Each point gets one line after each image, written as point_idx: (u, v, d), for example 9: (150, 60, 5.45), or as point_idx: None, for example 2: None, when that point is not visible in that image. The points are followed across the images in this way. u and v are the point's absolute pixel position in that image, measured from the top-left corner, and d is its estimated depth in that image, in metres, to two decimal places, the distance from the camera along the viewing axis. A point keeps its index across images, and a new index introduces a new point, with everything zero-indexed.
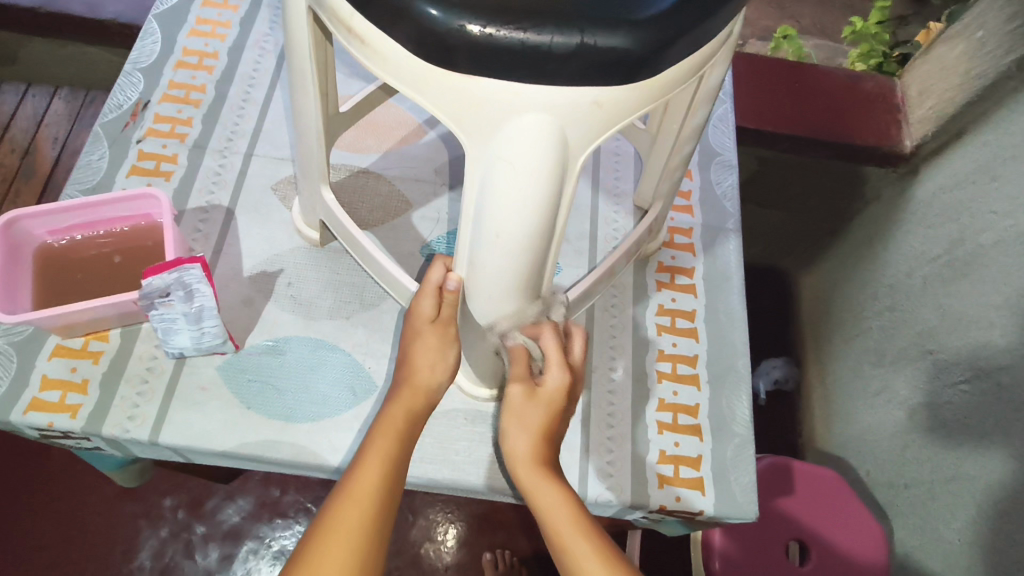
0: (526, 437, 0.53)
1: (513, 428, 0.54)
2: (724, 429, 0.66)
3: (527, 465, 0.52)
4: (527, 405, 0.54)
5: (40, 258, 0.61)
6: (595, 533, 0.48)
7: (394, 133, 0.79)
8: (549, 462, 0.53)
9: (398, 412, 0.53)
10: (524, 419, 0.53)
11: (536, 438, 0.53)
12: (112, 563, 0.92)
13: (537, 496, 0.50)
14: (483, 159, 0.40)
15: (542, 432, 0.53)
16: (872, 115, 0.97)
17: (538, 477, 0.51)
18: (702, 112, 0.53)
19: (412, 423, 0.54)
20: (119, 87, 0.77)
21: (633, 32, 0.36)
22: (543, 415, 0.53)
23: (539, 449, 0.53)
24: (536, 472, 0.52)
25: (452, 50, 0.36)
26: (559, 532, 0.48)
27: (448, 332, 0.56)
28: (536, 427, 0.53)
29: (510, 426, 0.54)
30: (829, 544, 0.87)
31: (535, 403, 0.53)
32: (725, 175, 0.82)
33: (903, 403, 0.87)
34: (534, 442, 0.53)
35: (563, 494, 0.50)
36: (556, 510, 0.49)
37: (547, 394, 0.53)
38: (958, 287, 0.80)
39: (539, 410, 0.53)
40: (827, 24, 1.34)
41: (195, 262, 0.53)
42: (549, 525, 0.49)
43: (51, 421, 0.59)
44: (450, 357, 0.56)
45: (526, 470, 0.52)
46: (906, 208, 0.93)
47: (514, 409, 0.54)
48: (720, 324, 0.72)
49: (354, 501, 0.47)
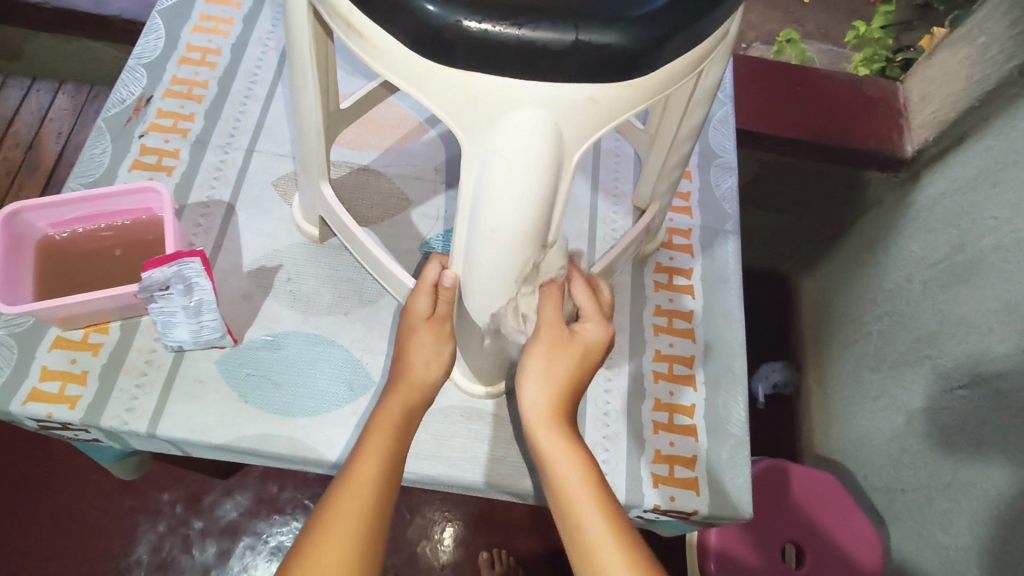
0: (552, 383, 0.51)
1: (536, 376, 0.51)
2: (720, 430, 0.67)
3: (546, 424, 0.51)
4: (561, 349, 0.51)
5: (41, 250, 0.62)
6: (606, 503, 0.48)
7: (395, 131, 0.79)
8: (567, 421, 0.51)
9: (397, 401, 0.54)
10: (555, 362, 0.51)
11: (557, 390, 0.51)
12: (110, 557, 0.92)
13: (555, 460, 0.49)
14: (480, 155, 0.41)
15: (568, 381, 0.51)
16: (873, 120, 0.98)
17: (552, 439, 0.50)
18: (699, 112, 0.54)
19: (410, 414, 0.55)
20: (122, 82, 0.78)
21: (628, 29, 0.36)
22: (572, 363, 0.52)
23: (560, 402, 0.51)
24: (554, 431, 0.50)
25: (448, 45, 0.36)
26: (572, 501, 0.48)
27: (445, 329, 0.57)
28: (565, 374, 0.51)
29: (533, 369, 0.51)
30: (852, 563, 0.86)
31: (565, 350, 0.51)
32: (724, 177, 0.83)
33: (902, 409, 0.87)
34: (554, 396, 0.51)
35: (580, 462, 0.49)
36: (572, 482, 0.48)
37: (583, 343, 0.52)
38: (957, 292, 0.80)
39: (572, 356, 0.52)
40: (830, 29, 1.34)
41: (195, 255, 0.54)
42: (567, 493, 0.48)
43: (51, 412, 0.59)
44: (445, 354, 0.57)
45: (546, 430, 0.50)
46: (906, 213, 0.94)
47: (547, 351, 0.51)
48: (718, 326, 0.73)
49: (354, 491, 0.47)
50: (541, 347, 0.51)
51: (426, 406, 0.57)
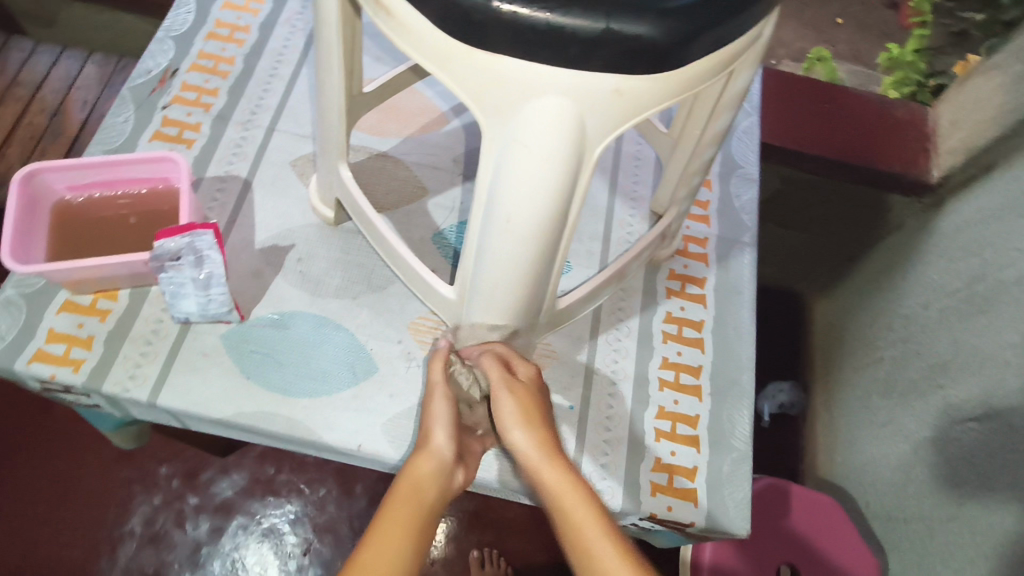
0: (529, 429, 0.47)
1: (513, 423, 0.47)
2: (723, 443, 0.65)
3: (543, 463, 0.45)
4: (517, 392, 0.49)
5: (57, 212, 0.62)
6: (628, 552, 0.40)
7: (416, 120, 0.79)
8: (567, 463, 0.46)
9: (404, 495, 0.43)
10: (522, 403, 0.49)
11: (540, 431, 0.47)
12: (103, 525, 0.92)
13: (562, 498, 0.43)
14: (500, 141, 0.40)
15: (541, 423, 0.48)
16: (900, 143, 0.96)
17: (560, 477, 0.44)
18: (725, 118, 0.53)
19: (418, 504, 0.43)
20: (149, 53, 0.78)
21: (659, 21, 0.35)
22: (535, 405, 0.49)
23: (550, 445, 0.47)
24: (556, 470, 0.45)
25: (476, 25, 0.36)
26: (583, 539, 0.41)
27: (440, 389, 0.52)
28: (536, 417, 0.48)
29: (508, 417, 0.48)
30: None
31: (524, 393, 0.50)
32: (745, 188, 0.82)
33: (910, 437, 0.85)
34: (539, 436, 0.47)
35: (589, 500, 0.43)
36: (581, 518, 0.42)
37: (524, 381, 0.52)
38: (975, 322, 0.79)
39: (532, 401, 0.49)
40: (863, 50, 1.33)
41: (207, 228, 0.54)
42: (572, 531, 0.42)
43: (54, 373, 0.60)
44: (444, 413, 0.50)
45: (546, 469, 0.45)
46: (929, 239, 0.92)
47: (512, 399, 0.49)
48: (728, 338, 0.72)
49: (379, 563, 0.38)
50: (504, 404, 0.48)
51: (448, 482, 0.47)
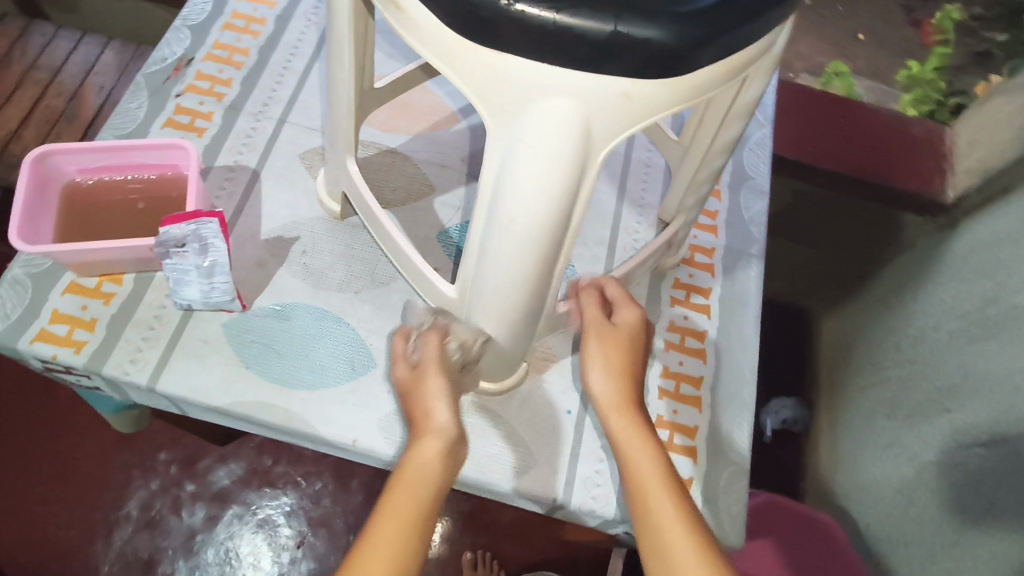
0: (613, 371, 0.53)
1: (597, 365, 0.53)
2: (721, 456, 0.65)
3: (616, 408, 0.51)
4: (608, 341, 0.54)
5: (66, 194, 0.63)
6: (679, 497, 0.45)
7: (427, 118, 0.79)
8: (640, 411, 0.51)
9: (407, 483, 0.46)
10: (609, 350, 0.54)
11: (621, 377, 0.53)
12: (100, 508, 0.93)
13: (626, 443, 0.49)
14: (505, 141, 0.40)
15: (623, 369, 0.53)
16: (916, 161, 0.95)
17: (626, 423, 0.50)
18: (736, 127, 0.52)
19: (431, 489, 0.46)
20: (166, 41, 0.79)
21: (669, 26, 0.35)
22: (625, 352, 0.54)
23: (628, 392, 0.52)
24: (624, 416, 0.50)
25: (483, 22, 0.35)
26: (642, 480, 0.46)
27: (433, 367, 0.53)
28: (619, 363, 0.53)
29: (593, 360, 0.53)
30: None
31: (616, 342, 0.54)
32: (755, 201, 0.81)
33: (914, 459, 0.84)
34: (621, 383, 0.52)
35: (654, 449, 0.48)
36: (642, 463, 0.47)
37: (625, 328, 0.55)
38: (985, 346, 0.77)
39: (622, 346, 0.54)
40: (882, 67, 1.32)
41: (213, 216, 0.55)
42: (632, 470, 0.47)
43: (55, 354, 0.60)
44: (441, 388, 0.52)
45: (614, 414, 0.51)
46: (941, 260, 0.91)
47: (600, 346, 0.54)
48: (731, 350, 0.71)
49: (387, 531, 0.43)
50: (594, 342, 0.54)
51: (447, 468, 0.49)
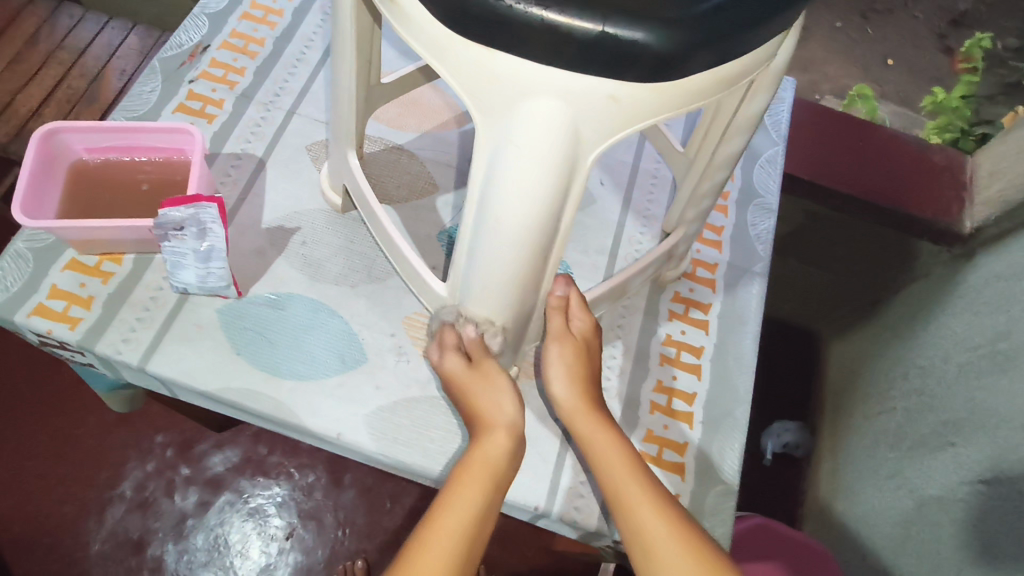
0: (570, 378, 0.56)
1: (555, 372, 0.56)
2: (710, 474, 0.64)
3: (579, 410, 0.55)
4: (567, 349, 0.57)
5: (73, 172, 0.63)
6: (646, 479, 0.50)
7: (435, 117, 0.79)
8: (599, 411, 0.55)
9: (481, 472, 0.49)
10: (566, 359, 0.57)
11: (576, 382, 0.56)
12: (95, 486, 0.93)
13: (591, 439, 0.53)
14: (493, 139, 0.40)
15: (579, 375, 0.57)
16: (934, 189, 0.94)
17: (590, 424, 0.54)
18: (738, 140, 0.51)
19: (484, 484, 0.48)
20: (183, 28, 0.80)
21: (659, 28, 0.34)
22: (582, 359, 0.57)
23: (584, 394, 0.56)
24: (588, 416, 0.54)
25: (472, 18, 0.35)
26: (611, 470, 0.51)
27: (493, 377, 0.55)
28: (575, 368, 0.57)
29: (553, 367, 0.57)
30: None
31: (575, 350, 0.57)
32: (762, 219, 0.80)
33: (915, 492, 0.82)
34: (578, 388, 0.56)
35: (617, 441, 0.53)
36: (611, 454, 0.51)
37: (579, 337, 0.58)
38: (993, 381, 0.75)
39: (577, 352, 0.57)
40: (909, 92, 1.29)
41: (212, 201, 0.56)
42: (604, 462, 0.51)
43: (51, 328, 0.61)
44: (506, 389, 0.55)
45: (578, 415, 0.55)
46: (954, 290, 0.88)
47: (559, 358, 0.57)
48: (727, 368, 0.70)
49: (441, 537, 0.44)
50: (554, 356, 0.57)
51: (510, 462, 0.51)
